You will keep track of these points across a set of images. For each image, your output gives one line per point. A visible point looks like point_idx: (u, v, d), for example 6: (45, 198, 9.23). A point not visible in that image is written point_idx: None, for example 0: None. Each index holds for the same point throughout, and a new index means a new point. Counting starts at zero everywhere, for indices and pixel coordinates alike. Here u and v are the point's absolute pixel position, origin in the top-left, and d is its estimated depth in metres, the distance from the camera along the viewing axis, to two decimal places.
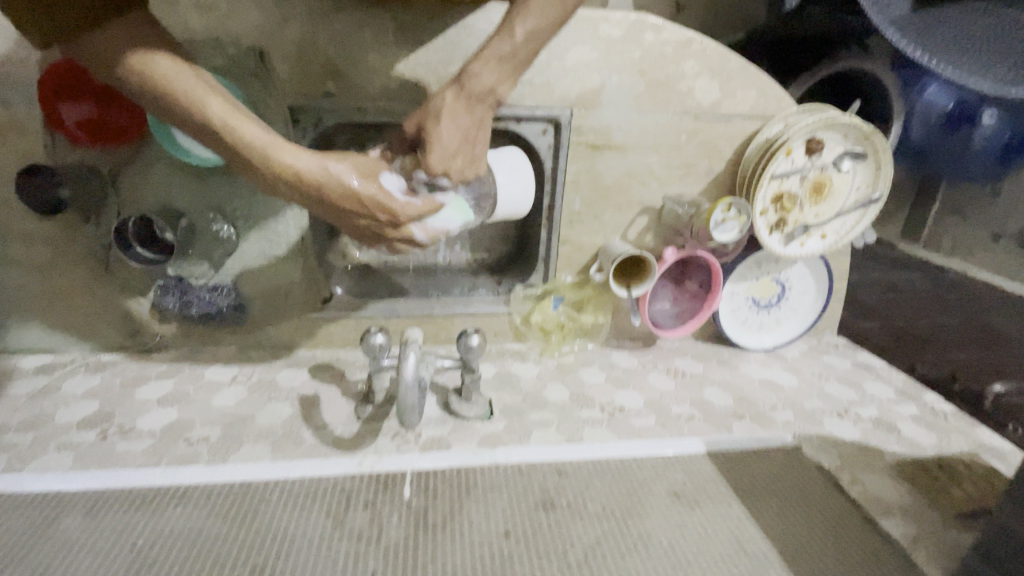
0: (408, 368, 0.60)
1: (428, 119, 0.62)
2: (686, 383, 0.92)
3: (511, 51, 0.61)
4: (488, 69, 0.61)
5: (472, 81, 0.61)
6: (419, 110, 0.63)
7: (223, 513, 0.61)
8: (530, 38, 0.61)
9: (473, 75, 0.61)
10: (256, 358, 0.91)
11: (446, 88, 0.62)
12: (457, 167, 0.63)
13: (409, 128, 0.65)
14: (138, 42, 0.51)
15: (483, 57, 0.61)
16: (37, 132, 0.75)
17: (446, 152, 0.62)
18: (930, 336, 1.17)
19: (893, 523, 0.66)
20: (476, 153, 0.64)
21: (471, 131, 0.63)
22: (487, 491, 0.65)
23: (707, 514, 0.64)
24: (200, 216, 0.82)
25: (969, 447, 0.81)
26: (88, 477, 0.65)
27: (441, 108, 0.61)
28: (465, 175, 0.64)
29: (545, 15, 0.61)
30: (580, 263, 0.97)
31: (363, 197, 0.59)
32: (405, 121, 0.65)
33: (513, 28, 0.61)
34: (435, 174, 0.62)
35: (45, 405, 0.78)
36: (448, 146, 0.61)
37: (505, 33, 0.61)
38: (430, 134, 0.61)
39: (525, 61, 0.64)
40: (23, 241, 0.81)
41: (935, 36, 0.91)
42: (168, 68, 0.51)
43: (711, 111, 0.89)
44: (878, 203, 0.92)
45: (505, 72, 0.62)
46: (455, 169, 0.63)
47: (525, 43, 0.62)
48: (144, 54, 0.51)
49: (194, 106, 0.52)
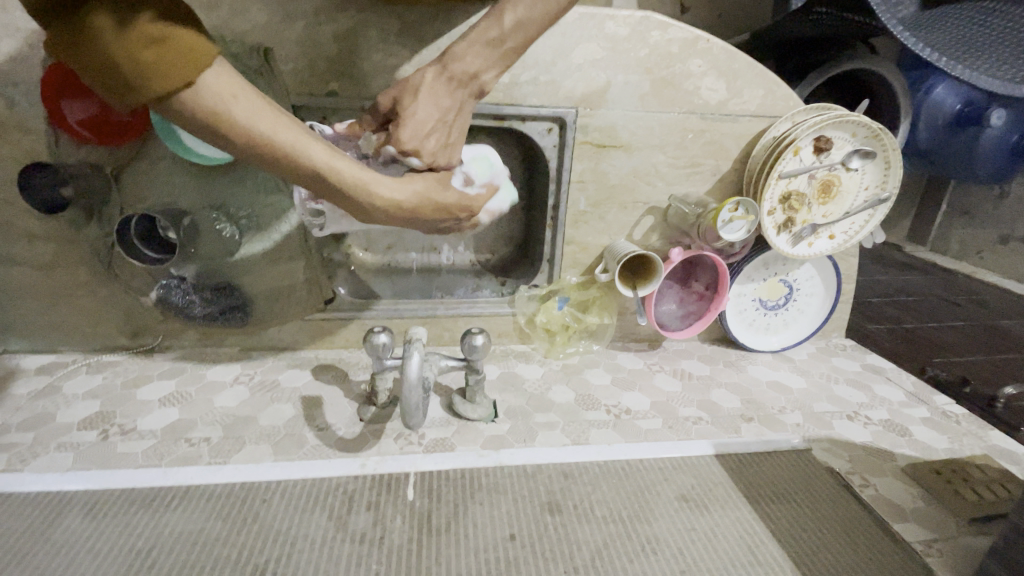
0: (412, 368, 0.59)
1: (407, 95, 0.63)
2: (693, 385, 0.91)
3: (494, 38, 0.63)
4: (471, 52, 0.63)
5: (455, 65, 0.63)
6: (401, 87, 0.65)
7: (224, 514, 0.60)
8: (517, 28, 0.63)
9: (456, 57, 0.63)
10: (259, 358, 0.90)
11: (429, 68, 0.64)
12: (429, 147, 0.61)
13: (388, 100, 0.66)
14: (207, 77, 0.45)
15: (467, 41, 0.63)
16: (41, 131, 0.75)
17: (420, 127, 0.61)
18: (939, 338, 1.15)
19: (907, 528, 0.64)
20: (450, 137, 0.63)
21: (447, 113, 0.63)
22: (492, 494, 0.64)
23: (716, 518, 0.63)
24: (202, 215, 0.79)
25: (982, 450, 0.79)
26: (88, 477, 0.64)
27: (420, 86, 0.63)
28: (435, 161, 0.62)
29: (535, 6, 0.62)
30: (585, 263, 0.97)
31: (446, 206, 0.62)
32: (386, 97, 0.66)
33: (501, 14, 0.63)
34: (405, 148, 0.60)
35: (46, 405, 0.77)
36: (422, 122, 0.61)
37: (492, 20, 0.64)
38: (407, 110, 0.61)
39: (513, 50, 0.65)
40: (26, 240, 0.81)
41: (944, 34, 0.90)
42: (254, 105, 0.47)
43: (717, 110, 0.88)
44: (887, 203, 0.91)
45: (488, 58, 0.64)
46: (426, 148, 0.61)
47: (512, 31, 0.63)
48: (221, 94, 0.45)
49: (289, 144, 0.49)
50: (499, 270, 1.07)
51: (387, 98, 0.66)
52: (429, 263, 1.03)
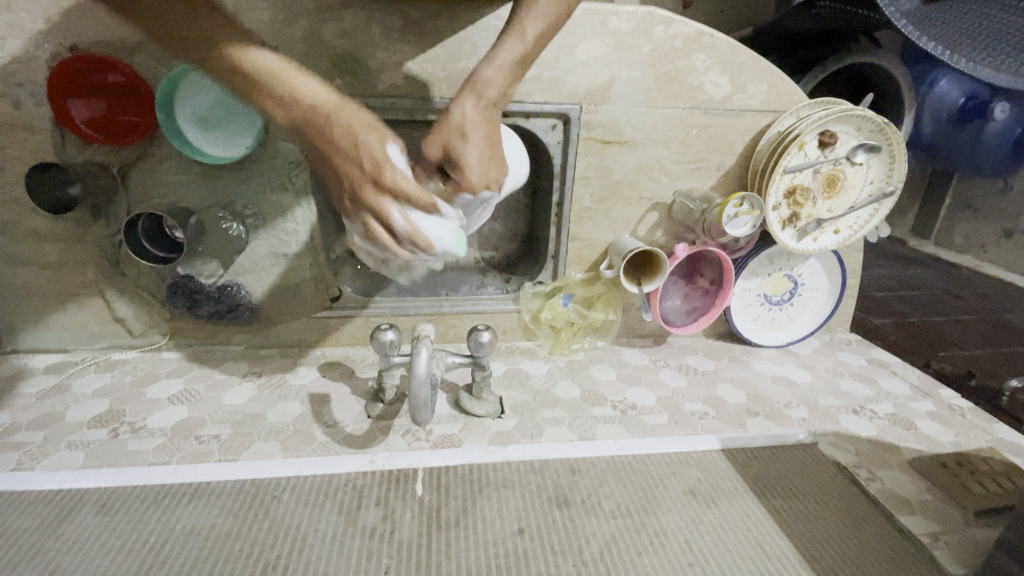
0: (421, 364, 0.60)
1: (457, 134, 0.62)
2: (699, 380, 0.91)
3: (515, 54, 0.65)
4: (501, 71, 0.64)
5: (488, 88, 0.64)
6: (445, 128, 0.63)
7: (234, 510, 0.60)
8: (538, 39, 0.66)
9: (488, 82, 0.64)
10: (266, 356, 0.91)
11: (462, 100, 0.63)
12: (495, 176, 0.65)
13: (438, 151, 0.63)
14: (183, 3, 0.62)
15: (491, 62, 0.64)
16: (47, 131, 0.75)
17: (483, 166, 0.63)
18: (944, 332, 1.15)
19: (913, 520, 0.64)
20: (501, 160, 0.66)
21: (494, 138, 0.65)
22: (500, 489, 0.65)
23: (723, 511, 0.63)
24: (209, 214, 0.82)
25: (988, 443, 0.79)
26: (100, 475, 0.65)
27: (466, 122, 0.63)
28: (498, 185, 0.67)
29: (550, 15, 0.66)
30: (590, 260, 0.97)
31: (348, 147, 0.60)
32: (431, 144, 0.63)
33: (523, 31, 0.65)
34: (480, 190, 0.63)
35: (56, 404, 0.78)
36: (484, 158, 0.63)
37: (512, 37, 0.65)
38: (467, 151, 0.62)
39: (533, 59, 0.68)
40: (33, 239, 0.81)
41: (949, 27, 0.89)
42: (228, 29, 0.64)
43: (721, 105, 0.88)
44: (893, 197, 0.90)
45: (515, 74, 0.66)
46: (493, 178, 0.65)
47: (534, 42, 0.66)
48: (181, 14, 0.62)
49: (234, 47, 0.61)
50: (503, 267, 1.07)
51: (431, 145, 0.64)
52: None
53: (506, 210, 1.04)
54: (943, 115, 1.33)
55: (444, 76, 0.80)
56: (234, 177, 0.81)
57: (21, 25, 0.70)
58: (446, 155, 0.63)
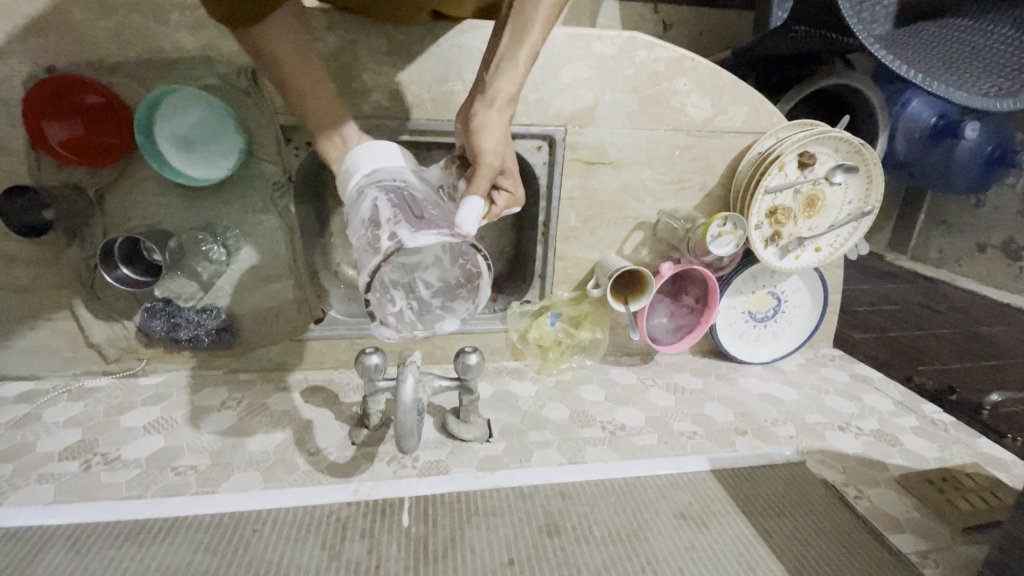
0: (407, 390, 0.58)
1: (507, 148, 0.59)
2: (687, 398, 0.91)
3: (526, 66, 0.62)
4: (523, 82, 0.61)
5: (513, 102, 0.61)
6: (497, 141, 0.57)
7: (213, 546, 0.58)
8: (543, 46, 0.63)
9: (513, 93, 0.61)
10: (247, 380, 0.89)
11: (496, 111, 0.59)
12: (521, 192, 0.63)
13: (498, 161, 0.56)
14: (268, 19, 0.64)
15: (512, 74, 0.60)
16: (21, 153, 0.73)
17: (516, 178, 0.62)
18: (924, 346, 1.18)
19: (902, 539, 0.64)
20: None
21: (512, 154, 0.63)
22: (489, 517, 0.63)
23: (715, 535, 0.63)
24: (189, 237, 0.80)
25: (971, 458, 0.80)
26: (71, 510, 0.62)
27: (507, 135, 0.60)
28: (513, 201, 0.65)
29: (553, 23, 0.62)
30: (577, 278, 0.97)
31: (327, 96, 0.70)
32: (489, 153, 0.56)
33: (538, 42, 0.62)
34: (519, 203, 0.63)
35: (24, 435, 0.74)
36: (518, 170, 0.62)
37: (522, 43, 0.61)
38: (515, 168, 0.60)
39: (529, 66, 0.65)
40: (4, 264, 0.79)
41: (915, 53, 0.92)
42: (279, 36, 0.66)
43: (703, 127, 0.90)
44: (871, 216, 0.92)
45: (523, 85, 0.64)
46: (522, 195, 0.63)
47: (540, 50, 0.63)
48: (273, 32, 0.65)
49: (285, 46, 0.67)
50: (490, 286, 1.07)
51: (487, 157, 0.56)
52: None
53: (493, 229, 1.04)
54: (915, 134, 1.37)
55: (429, 97, 0.81)
56: (214, 199, 0.80)
57: None
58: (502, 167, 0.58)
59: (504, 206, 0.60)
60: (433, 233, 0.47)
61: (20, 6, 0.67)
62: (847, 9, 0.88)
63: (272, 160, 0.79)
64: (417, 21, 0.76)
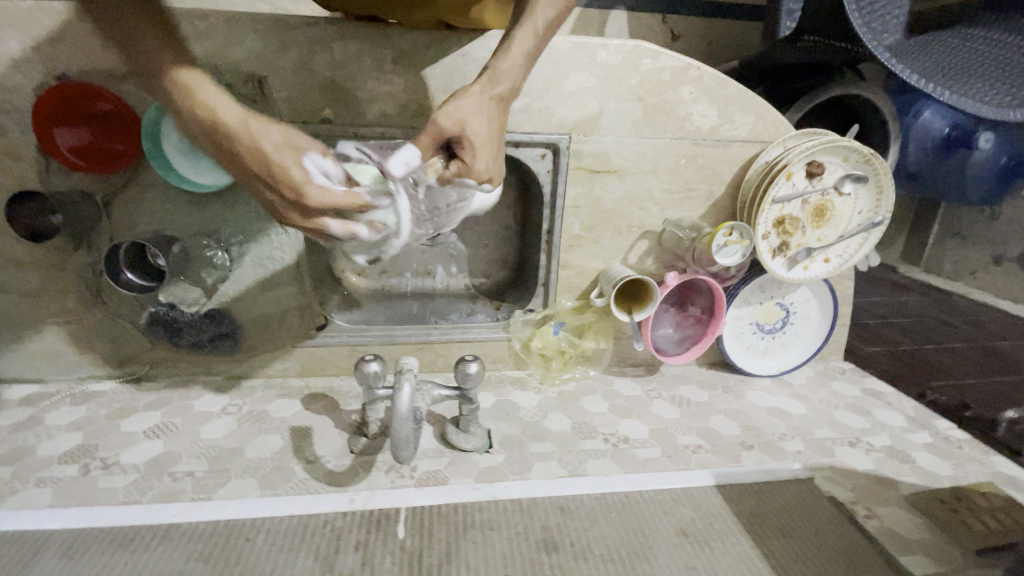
0: (404, 399, 0.58)
1: (474, 114, 0.57)
2: (692, 411, 0.90)
3: (524, 52, 0.62)
4: (516, 63, 0.61)
5: (502, 82, 0.61)
6: (461, 107, 0.57)
7: (206, 555, 0.57)
8: (544, 36, 0.64)
9: (502, 75, 0.61)
10: (249, 386, 0.89)
11: (477, 86, 0.59)
12: (498, 169, 0.60)
13: (450, 123, 0.56)
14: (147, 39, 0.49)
15: (507, 56, 0.61)
16: (30, 158, 0.74)
17: (491, 154, 0.58)
18: (938, 361, 1.15)
19: (914, 561, 0.62)
20: (501, 155, 0.62)
21: (501, 133, 0.61)
22: (486, 531, 0.62)
23: (717, 554, 0.61)
24: (194, 243, 0.80)
25: (986, 477, 0.78)
26: (67, 515, 0.61)
27: (479, 105, 0.58)
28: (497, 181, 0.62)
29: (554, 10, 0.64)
30: (581, 288, 0.96)
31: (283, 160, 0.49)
32: (444, 114, 0.56)
33: (534, 29, 0.63)
34: (485, 177, 0.59)
35: (26, 438, 0.74)
36: (493, 146, 0.59)
37: (523, 30, 0.62)
38: (483, 137, 0.57)
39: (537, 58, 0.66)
40: (12, 267, 0.79)
41: (924, 64, 0.91)
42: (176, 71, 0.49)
43: (709, 136, 0.89)
44: (881, 227, 0.90)
45: (525, 74, 0.64)
46: (496, 172, 0.60)
47: (539, 39, 0.64)
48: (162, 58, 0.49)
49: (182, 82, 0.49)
50: (495, 295, 1.07)
51: (443, 117, 0.56)
52: (424, 287, 1.05)
53: (498, 237, 1.06)
54: (928, 144, 1.35)
55: (433, 105, 0.81)
56: (218, 205, 0.80)
57: (6, 53, 0.70)
58: (459, 131, 0.56)
59: (457, 173, 0.57)
60: (356, 150, 0.56)
61: (33, 15, 0.69)
62: (856, 17, 0.87)
63: None
64: (422, 31, 0.77)
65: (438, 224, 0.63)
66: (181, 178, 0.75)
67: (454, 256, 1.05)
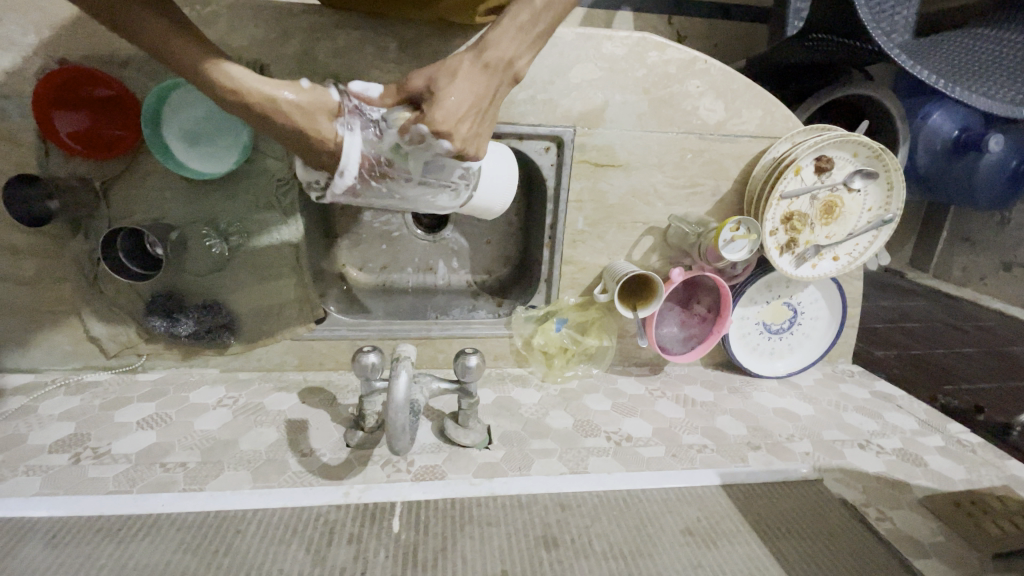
0: (400, 388, 0.56)
1: (446, 74, 0.53)
2: (698, 411, 0.87)
3: (523, 20, 0.55)
4: (510, 33, 0.55)
5: (491, 48, 0.54)
6: (436, 67, 0.55)
7: (194, 546, 0.55)
8: (549, 6, 0.55)
9: (491, 43, 0.54)
10: (246, 379, 0.87)
11: (464, 53, 0.55)
12: (463, 133, 0.54)
13: (421, 80, 0.55)
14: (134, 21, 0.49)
15: (505, 23, 0.55)
16: (30, 143, 0.74)
17: (454, 113, 0.53)
18: (949, 366, 1.12)
19: (926, 564, 0.60)
20: (480, 126, 0.56)
21: (483, 102, 0.55)
22: (483, 527, 0.60)
23: (723, 554, 0.59)
24: (193, 231, 0.79)
25: (1001, 481, 0.75)
26: (55, 503, 0.60)
27: (454, 66, 0.54)
28: (465, 148, 0.55)
29: None
30: (584, 284, 0.94)
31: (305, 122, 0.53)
32: (419, 74, 0.56)
33: None
34: (439, 133, 0.52)
35: (18, 427, 0.73)
36: (459, 105, 0.53)
37: (523, 0, 0.55)
38: (448, 94, 0.53)
39: (545, 32, 0.57)
40: (10, 254, 0.79)
41: (935, 63, 0.88)
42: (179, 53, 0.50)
43: (715, 131, 0.87)
44: (892, 224, 0.88)
45: (523, 47, 0.56)
46: (459, 135, 0.54)
47: (543, 11, 0.55)
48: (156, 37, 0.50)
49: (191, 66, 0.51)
50: (496, 292, 1.06)
51: (419, 76, 0.56)
52: (425, 283, 1.04)
53: (501, 233, 1.04)
54: (937, 147, 1.34)
55: None
56: (218, 194, 0.79)
57: (7, 37, 0.69)
58: (426, 87, 0.54)
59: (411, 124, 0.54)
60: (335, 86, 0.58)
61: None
62: (867, 14, 0.84)
63: (278, 156, 0.79)
64: (426, 20, 0.76)
65: (398, 190, 0.63)
66: (202, 159, 0.75)
67: (456, 251, 1.04)
